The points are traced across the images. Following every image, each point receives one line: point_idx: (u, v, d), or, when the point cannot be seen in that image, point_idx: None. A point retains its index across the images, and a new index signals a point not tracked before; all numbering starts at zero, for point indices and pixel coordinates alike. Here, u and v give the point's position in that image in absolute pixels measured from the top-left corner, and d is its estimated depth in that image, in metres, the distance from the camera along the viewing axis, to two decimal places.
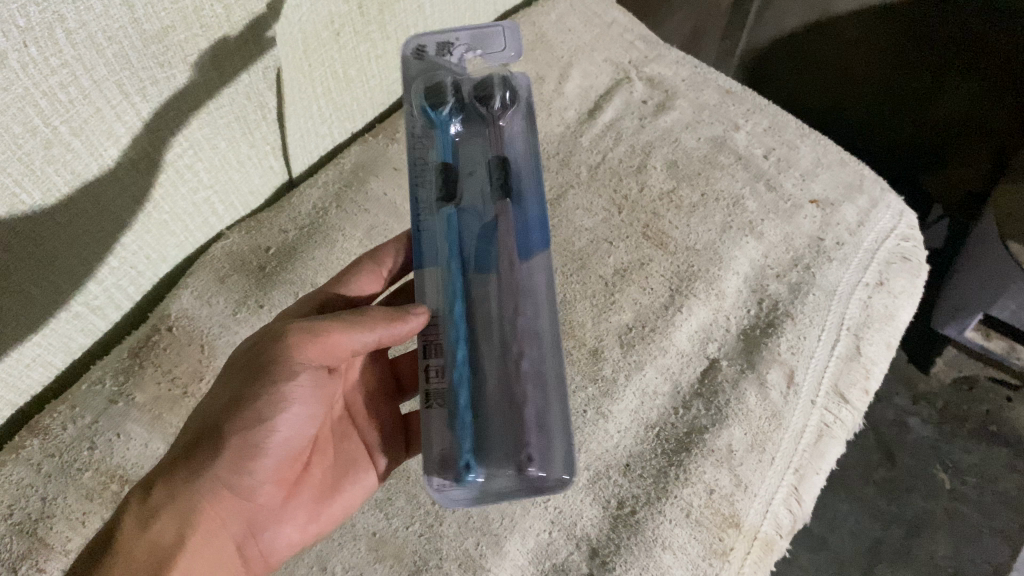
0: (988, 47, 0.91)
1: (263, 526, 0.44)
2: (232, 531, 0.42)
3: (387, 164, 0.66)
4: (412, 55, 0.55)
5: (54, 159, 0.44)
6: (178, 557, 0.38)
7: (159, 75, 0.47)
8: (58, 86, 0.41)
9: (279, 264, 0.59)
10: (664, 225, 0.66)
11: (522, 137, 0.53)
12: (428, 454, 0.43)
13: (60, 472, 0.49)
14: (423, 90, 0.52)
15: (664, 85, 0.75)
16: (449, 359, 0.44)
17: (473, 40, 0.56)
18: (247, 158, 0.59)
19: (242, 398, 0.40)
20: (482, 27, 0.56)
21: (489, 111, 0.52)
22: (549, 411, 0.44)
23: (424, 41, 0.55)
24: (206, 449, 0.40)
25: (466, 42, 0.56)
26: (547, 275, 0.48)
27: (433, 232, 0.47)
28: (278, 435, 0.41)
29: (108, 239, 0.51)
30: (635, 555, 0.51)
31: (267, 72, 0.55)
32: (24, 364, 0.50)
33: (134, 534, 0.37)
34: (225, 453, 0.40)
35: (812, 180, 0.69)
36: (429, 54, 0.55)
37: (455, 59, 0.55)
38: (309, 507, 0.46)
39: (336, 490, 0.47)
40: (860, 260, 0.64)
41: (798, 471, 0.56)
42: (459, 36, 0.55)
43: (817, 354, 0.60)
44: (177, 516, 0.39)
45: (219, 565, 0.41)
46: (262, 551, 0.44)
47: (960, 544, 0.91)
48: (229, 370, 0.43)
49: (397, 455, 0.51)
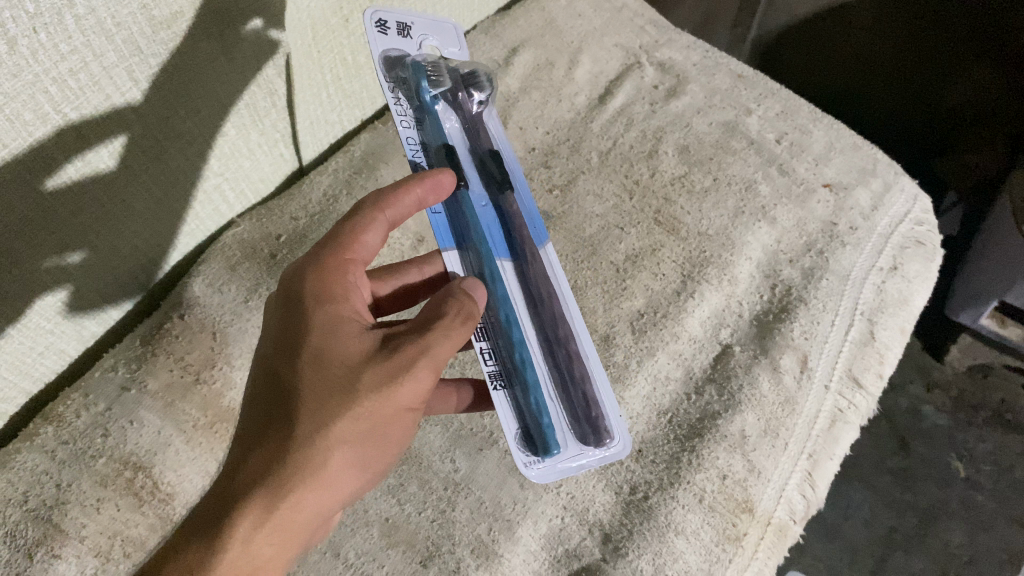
0: (1005, 33, 0.90)
1: None
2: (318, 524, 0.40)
3: (397, 151, 0.66)
4: (376, 30, 0.49)
5: (66, 146, 0.44)
6: None
7: (169, 62, 0.47)
8: (68, 73, 0.41)
9: (290, 252, 0.59)
10: (675, 211, 0.65)
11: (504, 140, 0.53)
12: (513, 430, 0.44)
13: (74, 459, 0.49)
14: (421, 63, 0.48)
15: (675, 70, 0.74)
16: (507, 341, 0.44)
17: (428, 29, 0.52)
18: (257, 146, 0.59)
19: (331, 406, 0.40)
20: (436, 19, 0.53)
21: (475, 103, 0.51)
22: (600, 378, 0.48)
23: (383, 16, 0.49)
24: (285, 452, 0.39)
25: (422, 29, 0.52)
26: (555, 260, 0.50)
27: (462, 214, 0.46)
28: None
29: (118, 227, 0.51)
30: (647, 540, 0.51)
31: (277, 59, 0.54)
32: (38, 351, 0.50)
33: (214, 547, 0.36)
34: None
35: (824, 165, 0.68)
36: (391, 32, 0.49)
37: (414, 44, 0.51)
38: None
39: None
40: (874, 245, 0.64)
41: (812, 456, 0.56)
42: (414, 21, 0.51)
43: (831, 339, 0.59)
44: (286, 536, 0.36)
45: None
46: None
47: (975, 532, 0.91)
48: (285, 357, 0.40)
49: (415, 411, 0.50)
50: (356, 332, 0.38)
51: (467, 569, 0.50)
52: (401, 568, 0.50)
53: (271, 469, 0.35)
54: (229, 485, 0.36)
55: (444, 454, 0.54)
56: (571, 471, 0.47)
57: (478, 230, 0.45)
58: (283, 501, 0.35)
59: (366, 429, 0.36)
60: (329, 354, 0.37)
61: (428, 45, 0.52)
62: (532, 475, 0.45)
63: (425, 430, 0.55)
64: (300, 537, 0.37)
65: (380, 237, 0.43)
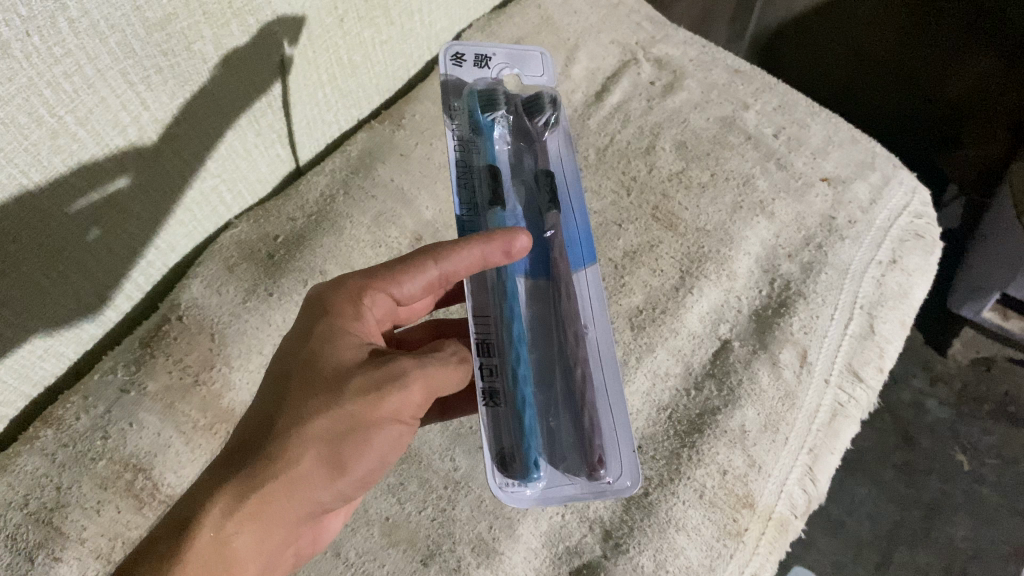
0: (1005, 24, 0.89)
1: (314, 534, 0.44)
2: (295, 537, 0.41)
3: (393, 150, 0.66)
4: (451, 63, 0.56)
5: (61, 149, 0.44)
6: None
7: (163, 64, 0.47)
8: (62, 76, 0.41)
9: (288, 252, 0.59)
10: (673, 206, 0.65)
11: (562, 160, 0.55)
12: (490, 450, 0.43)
13: (74, 461, 0.49)
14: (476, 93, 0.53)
15: (672, 65, 0.74)
16: (507, 363, 0.44)
17: (509, 59, 0.58)
18: (254, 147, 0.59)
19: None
20: (520, 49, 0.59)
21: (535, 126, 0.55)
22: (615, 416, 0.46)
23: (460, 50, 0.57)
24: None
25: (502, 59, 0.58)
26: (597, 285, 0.49)
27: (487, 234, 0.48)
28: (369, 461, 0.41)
29: (115, 229, 0.50)
30: (648, 537, 0.51)
31: (272, 59, 0.54)
32: (37, 355, 0.50)
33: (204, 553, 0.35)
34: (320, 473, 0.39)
35: (823, 159, 0.68)
36: (467, 64, 0.56)
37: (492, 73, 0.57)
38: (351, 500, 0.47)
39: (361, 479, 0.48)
40: (873, 238, 0.64)
41: (813, 451, 0.56)
42: (495, 53, 0.58)
43: (831, 333, 0.59)
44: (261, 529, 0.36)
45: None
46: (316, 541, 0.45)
47: (980, 526, 0.91)
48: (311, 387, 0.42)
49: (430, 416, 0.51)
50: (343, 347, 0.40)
51: (469, 568, 0.50)
52: (402, 567, 0.50)
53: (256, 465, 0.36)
54: (211, 476, 0.36)
55: (444, 453, 0.54)
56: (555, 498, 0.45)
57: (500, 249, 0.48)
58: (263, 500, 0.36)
59: (354, 439, 0.38)
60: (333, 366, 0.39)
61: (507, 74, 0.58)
62: (505, 497, 0.43)
63: (424, 428, 0.55)
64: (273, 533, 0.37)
65: (419, 281, 0.43)
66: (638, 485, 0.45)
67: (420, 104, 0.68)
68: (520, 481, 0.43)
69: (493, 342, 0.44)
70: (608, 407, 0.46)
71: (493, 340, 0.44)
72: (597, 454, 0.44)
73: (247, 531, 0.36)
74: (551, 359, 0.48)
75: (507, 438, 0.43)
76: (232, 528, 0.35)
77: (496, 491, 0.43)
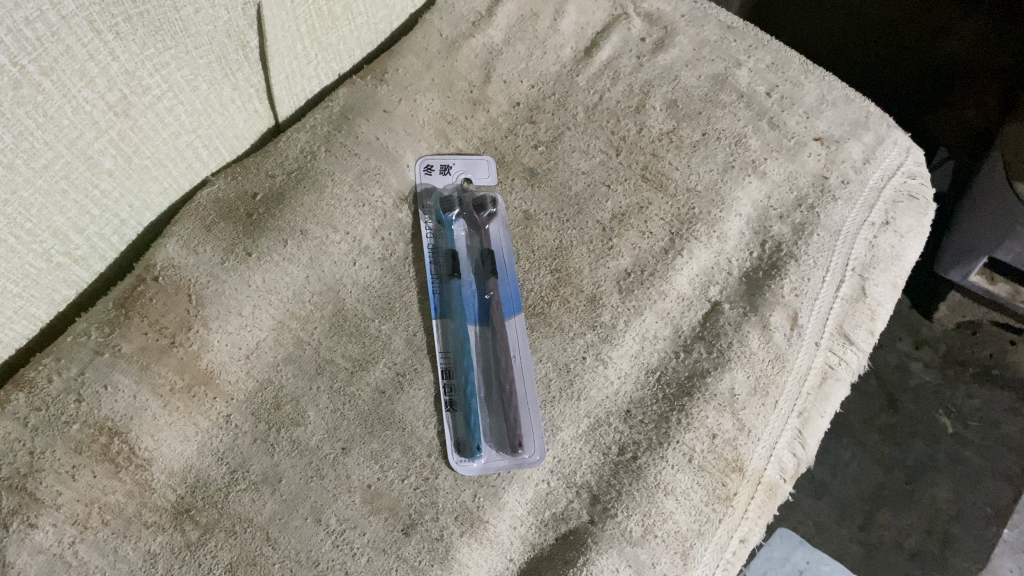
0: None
1: (182, 385, 0.50)
2: (161, 396, 0.49)
3: (376, 105, 0.63)
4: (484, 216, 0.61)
5: (25, 101, 0.42)
6: (139, 423, 0.48)
7: (131, 11, 0.45)
8: (24, 22, 0.39)
9: (267, 211, 0.56)
10: (663, 166, 0.64)
11: (499, 241, 0.61)
12: (448, 439, 0.52)
13: (47, 425, 0.47)
14: (471, 205, 0.62)
15: (663, 22, 0.72)
16: (454, 374, 0.54)
17: (497, 221, 0.61)
18: (230, 102, 0.57)
19: (162, 349, 0.50)
20: (476, 223, 0.61)
21: (480, 219, 0.61)
22: (520, 358, 0.55)
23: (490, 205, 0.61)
24: (173, 384, 0.50)
25: (493, 220, 0.61)
26: (523, 330, 0.56)
27: (448, 298, 0.57)
28: (228, 383, 0.51)
29: (87, 184, 0.49)
30: (637, 501, 0.50)
31: (248, 9, 0.52)
32: (6, 316, 0.48)
33: (114, 470, 0.47)
34: (193, 381, 0.50)
35: (816, 117, 0.67)
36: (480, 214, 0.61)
37: (489, 220, 0.61)
38: (211, 371, 0.51)
39: (233, 346, 0.52)
40: (866, 199, 0.63)
41: (802, 415, 0.55)
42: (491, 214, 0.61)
43: (822, 295, 0.58)
44: (152, 397, 0.49)
45: (164, 398, 0.49)
46: (163, 419, 0.49)
47: (962, 488, 0.92)
48: (160, 383, 0.49)
49: (296, 319, 0.54)
50: (189, 314, 0.52)
51: (451, 537, 0.48)
52: (383, 536, 0.48)
53: (135, 406, 0.48)
54: (112, 427, 0.47)
55: (428, 420, 0.52)
56: (495, 466, 0.52)
57: (458, 306, 0.57)
58: (159, 423, 0.49)
59: (192, 364, 0.51)
60: (176, 367, 0.50)
61: (461, 228, 0.62)
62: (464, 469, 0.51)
63: (408, 394, 0.53)
64: (171, 370, 0.50)
65: None
66: (539, 438, 0.53)
67: (404, 59, 0.66)
68: (474, 457, 0.52)
69: (451, 368, 0.55)
70: (517, 352, 0.55)
71: (448, 368, 0.55)
72: (510, 390, 0.54)
73: (138, 394, 0.49)
74: (489, 363, 0.56)
75: (460, 433, 0.52)
76: (125, 460, 0.47)
77: (449, 463, 0.51)
